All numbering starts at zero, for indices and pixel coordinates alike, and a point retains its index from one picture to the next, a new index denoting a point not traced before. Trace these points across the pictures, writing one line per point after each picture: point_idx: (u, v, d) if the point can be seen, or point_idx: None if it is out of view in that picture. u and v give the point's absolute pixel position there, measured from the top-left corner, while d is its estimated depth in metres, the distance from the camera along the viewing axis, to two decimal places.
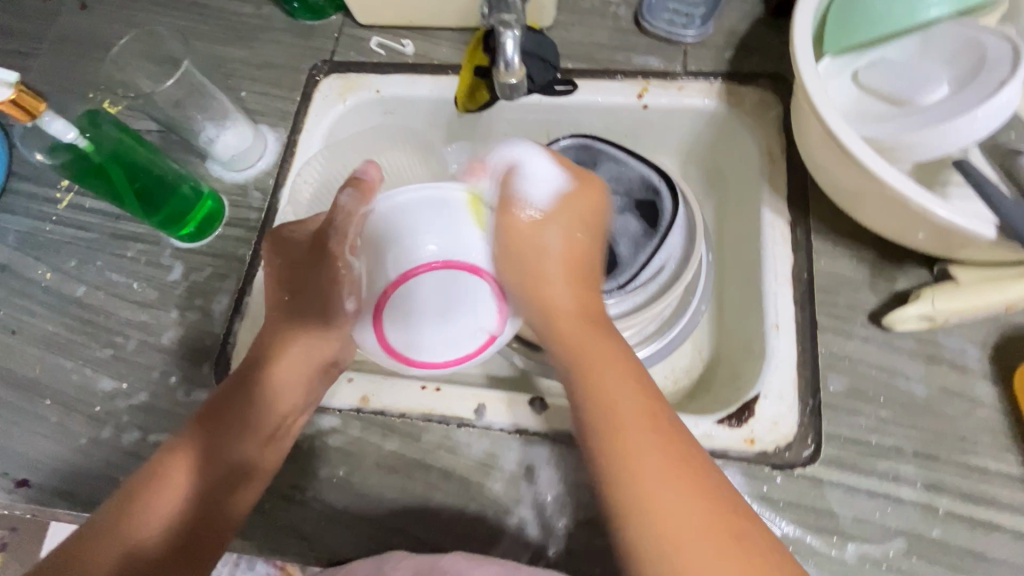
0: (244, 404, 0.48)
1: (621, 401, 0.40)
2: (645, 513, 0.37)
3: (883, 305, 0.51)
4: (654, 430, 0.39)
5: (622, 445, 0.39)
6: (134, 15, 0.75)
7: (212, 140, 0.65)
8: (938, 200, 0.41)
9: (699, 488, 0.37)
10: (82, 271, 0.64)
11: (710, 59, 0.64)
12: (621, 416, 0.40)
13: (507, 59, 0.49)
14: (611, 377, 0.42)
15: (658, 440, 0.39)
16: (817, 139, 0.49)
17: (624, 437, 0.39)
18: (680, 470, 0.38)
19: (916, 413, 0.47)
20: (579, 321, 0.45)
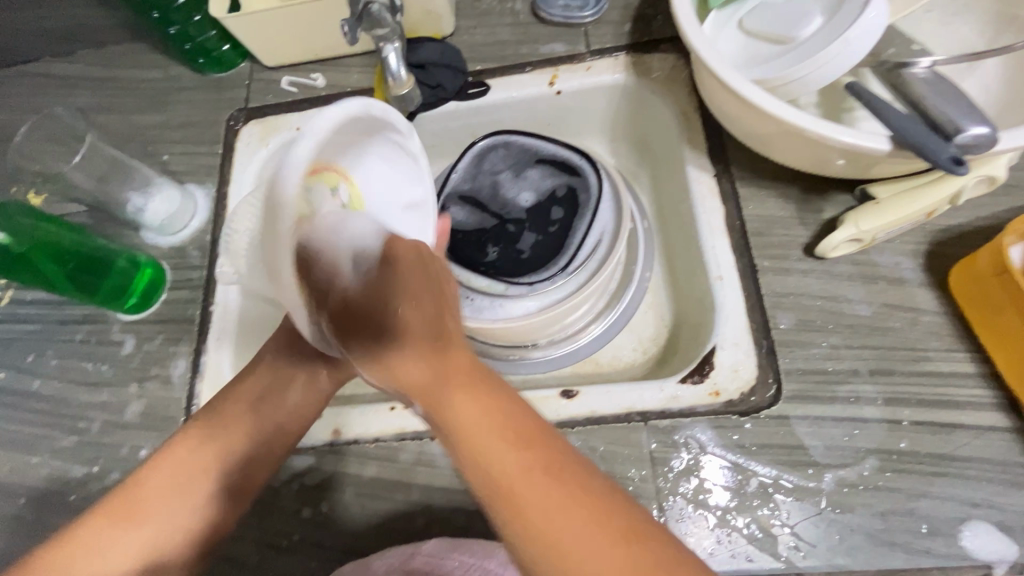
0: (244, 425, 0.51)
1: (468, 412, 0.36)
2: (526, 525, 0.32)
3: (815, 236, 0.52)
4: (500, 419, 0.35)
5: (507, 489, 0.33)
6: (46, 102, 0.75)
7: (141, 210, 0.64)
8: (834, 127, 0.42)
9: (580, 500, 0.33)
10: (34, 364, 0.63)
11: (611, 34, 0.66)
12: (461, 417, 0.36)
13: (394, 72, 0.50)
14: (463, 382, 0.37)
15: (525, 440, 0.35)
16: (718, 92, 0.51)
17: (515, 484, 0.33)
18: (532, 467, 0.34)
19: (865, 333, 0.48)
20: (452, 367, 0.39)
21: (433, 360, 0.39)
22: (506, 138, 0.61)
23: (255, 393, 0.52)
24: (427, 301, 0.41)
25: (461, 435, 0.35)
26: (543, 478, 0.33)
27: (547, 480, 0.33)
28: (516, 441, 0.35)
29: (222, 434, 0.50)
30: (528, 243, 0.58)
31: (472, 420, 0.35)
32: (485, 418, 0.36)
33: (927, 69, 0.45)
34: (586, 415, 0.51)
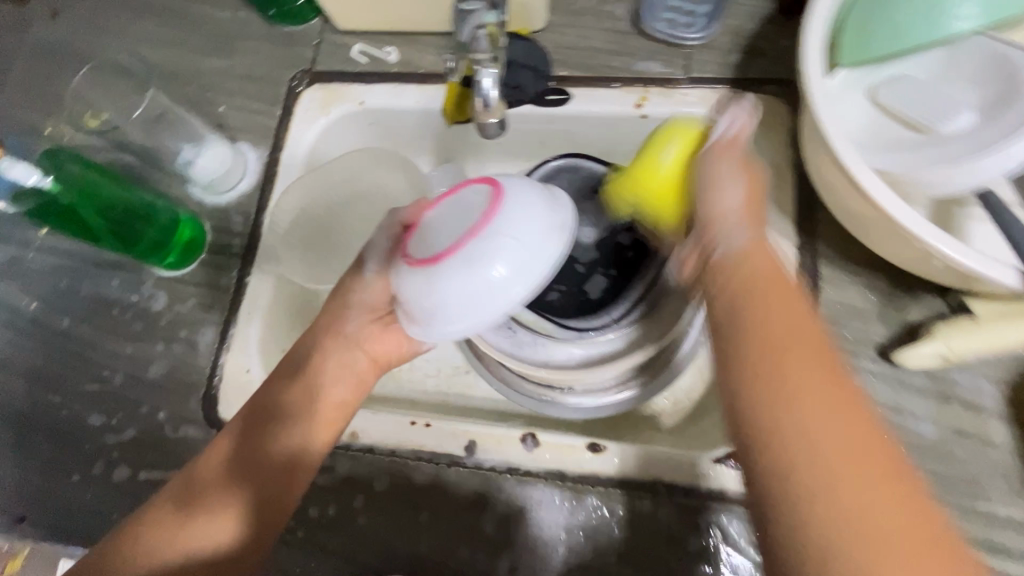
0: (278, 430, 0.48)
1: (806, 425, 0.34)
2: (870, 543, 0.30)
3: (893, 339, 0.48)
4: (881, 483, 0.32)
5: (816, 456, 0.33)
6: (108, 24, 0.72)
7: (190, 162, 0.62)
8: (952, 241, 0.39)
9: (901, 499, 0.31)
10: (67, 300, 0.63)
11: (713, 63, 0.60)
12: (811, 464, 0.33)
13: (485, 96, 0.44)
14: (814, 382, 0.35)
15: (875, 476, 0.32)
16: (826, 163, 0.46)
17: (846, 492, 0.32)
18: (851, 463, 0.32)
19: (926, 455, 0.45)
20: (772, 336, 0.37)
21: (785, 355, 0.36)
22: (579, 163, 0.57)
23: (281, 385, 0.50)
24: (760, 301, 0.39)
25: (768, 424, 0.34)
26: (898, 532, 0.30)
27: (886, 503, 0.31)
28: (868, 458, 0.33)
29: (258, 434, 0.48)
30: (597, 286, 0.57)
31: (795, 394, 0.34)
32: (806, 378, 0.35)
33: None
34: (610, 473, 0.49)
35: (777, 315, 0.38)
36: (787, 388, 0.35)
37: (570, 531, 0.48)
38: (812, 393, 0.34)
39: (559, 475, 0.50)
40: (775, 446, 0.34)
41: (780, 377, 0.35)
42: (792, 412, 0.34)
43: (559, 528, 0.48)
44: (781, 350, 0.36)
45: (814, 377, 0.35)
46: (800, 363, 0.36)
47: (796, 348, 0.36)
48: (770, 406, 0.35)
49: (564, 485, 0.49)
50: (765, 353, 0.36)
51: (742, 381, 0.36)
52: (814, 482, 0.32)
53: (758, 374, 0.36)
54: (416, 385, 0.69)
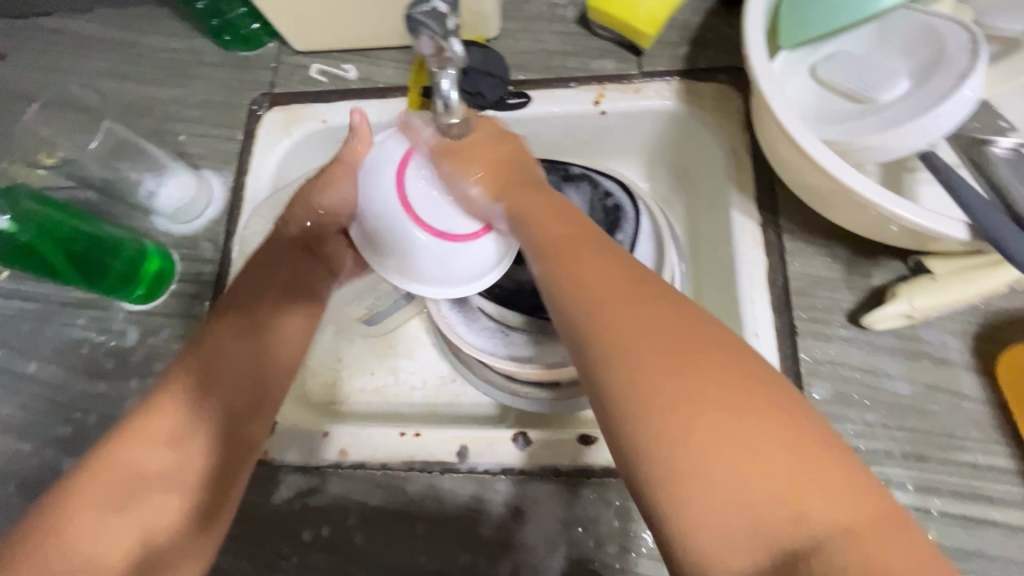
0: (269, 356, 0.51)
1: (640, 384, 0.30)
2: (681, 417, 0.29)
3: (860, 304, 0.50)
4: (666, 338, 0.31)
5: (650, 388, 0.29)
6: (57, 61, 0.71)
7: (154, 194, 0.61)
8: (902, 203, 0.40)
9: (702, 358, 0.30)
10: (31, 345, 0.61)
11: (665, 57, 0.62)
12: (630, 354, 0.31)
13: (444, 98, 0.37)
14: (588, 261, 0.35)
15: (660, 332, 0.31)
16: (780, 142, 0.48)
17: (686, 414, 0.29)
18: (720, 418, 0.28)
19: (903, 413, 0.47)
20: (560, 231, 0.38)
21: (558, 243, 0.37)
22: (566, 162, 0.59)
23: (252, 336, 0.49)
24: (552, 199, 0.41)
25: (563, 297, 0.34)
26: (703, 379, 0.29)
27: (694, 366, 0.30)
28: (655, 326, 0.31)
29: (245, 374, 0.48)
30: None
31: (580, 269, 0.35)
32: (594, 262, 0.35)
33: (1010, 148, 0.42)
34: (604, 463, 0.49)
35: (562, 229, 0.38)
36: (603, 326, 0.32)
37: (569, 525, 0.48)
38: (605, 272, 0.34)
39: (554, 472, 0.50)
40: (606, 368, 0.31)
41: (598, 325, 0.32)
42: (575, 271, 0.35)
43: (558, 524, 0.48)
44: (558, 233, 0.38)
45: (615, 285, 0.33)
46: (588, 265, 0.35)
47: (585, 257, 0.35)
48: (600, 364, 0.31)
49: (559, 479, 0.49)
50: (550, 249, 0.37)
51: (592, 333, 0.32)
52: (682, 402, 0.29)
53: (555, 251, 0.37)
54: (403, 398, 0.68)
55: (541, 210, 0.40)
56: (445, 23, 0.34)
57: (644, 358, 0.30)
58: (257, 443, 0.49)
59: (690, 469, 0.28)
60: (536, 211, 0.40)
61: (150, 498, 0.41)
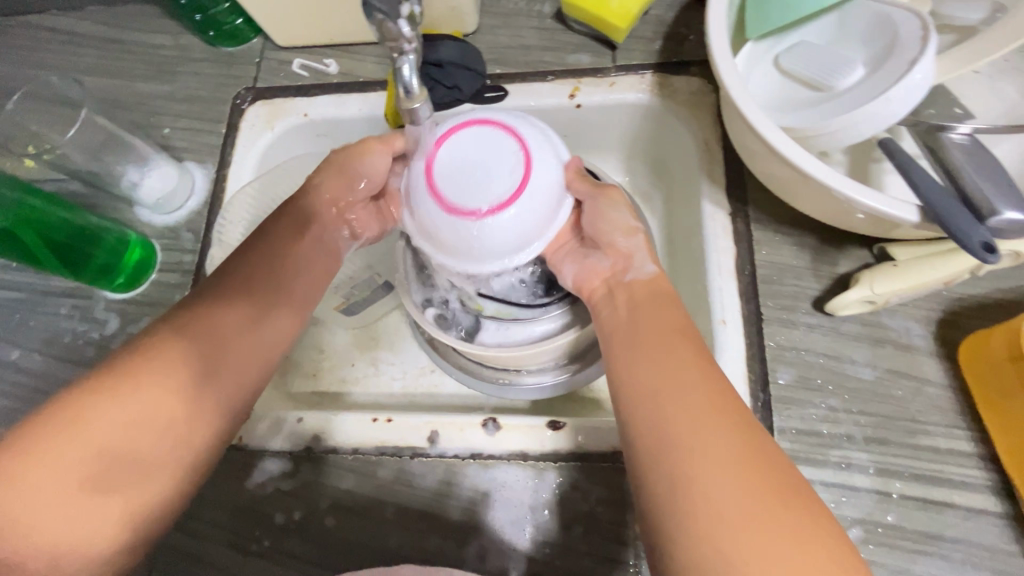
0: (234, 357, 0.45)
1: (687, 432, 0.36)
2: (731, 518, 0.32)
3: (826, 291, 0.51)
4: (740, 449, 0.35)
5: (709, 488, 0.34)
6: (46, 57, 0.72)
7: (136, 185, 0.63)
8: (859, 187, 0.40)
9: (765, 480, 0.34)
10: (14, 333, 0.62)
11: (640, 51, 0.63)
12: (701, 451, 0.35)
13: (406, 82, 0.39)
14: (686, 365, 0.39)
15: (739, 442, 0.35)
16: (742, 130, 0.49)
17: (734, 520, 0.32)
18: (756, 471, 0.34)
19: (866, 398, 0.47)
20: (657, 329, 0.42)
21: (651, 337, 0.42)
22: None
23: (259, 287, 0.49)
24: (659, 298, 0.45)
25: (649, 385, 0.39)
26: (759, 494, 0.33)
27: (756, 481, 0.34)
28: (735, 436, 0.36)
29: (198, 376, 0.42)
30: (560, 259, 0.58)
31: (671, 364, 0.40)
32: (683, 365, 0.40)
33: (966, 135, 0.43)
34: (573, 448, 0.50)
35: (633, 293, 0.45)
36: (651, 374, 0.40)
37: (536, 509, 0.49)
38: (703, 380, 0.39)
39: (523, 456, 0.50)
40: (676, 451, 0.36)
41: (649, 373, 0.40)
42: (660, 365, 0.40)
43: (526, 507, 0.49)
44: (662, 331, 0.42)
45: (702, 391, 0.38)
46: (686, 361, 0.40)
47: (681, 357, 0.40)
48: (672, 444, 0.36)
49: (527, 464, 0.50)
50: (643, 340, 0.42)
51: (672, 414, 0.37)
52: (732, 507, 0.33)
53: (648, 342, 0.42)
54: (383, 388, 0.69)
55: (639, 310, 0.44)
56: (399, 8, 0.35)
57: (696, 405, 0.37)
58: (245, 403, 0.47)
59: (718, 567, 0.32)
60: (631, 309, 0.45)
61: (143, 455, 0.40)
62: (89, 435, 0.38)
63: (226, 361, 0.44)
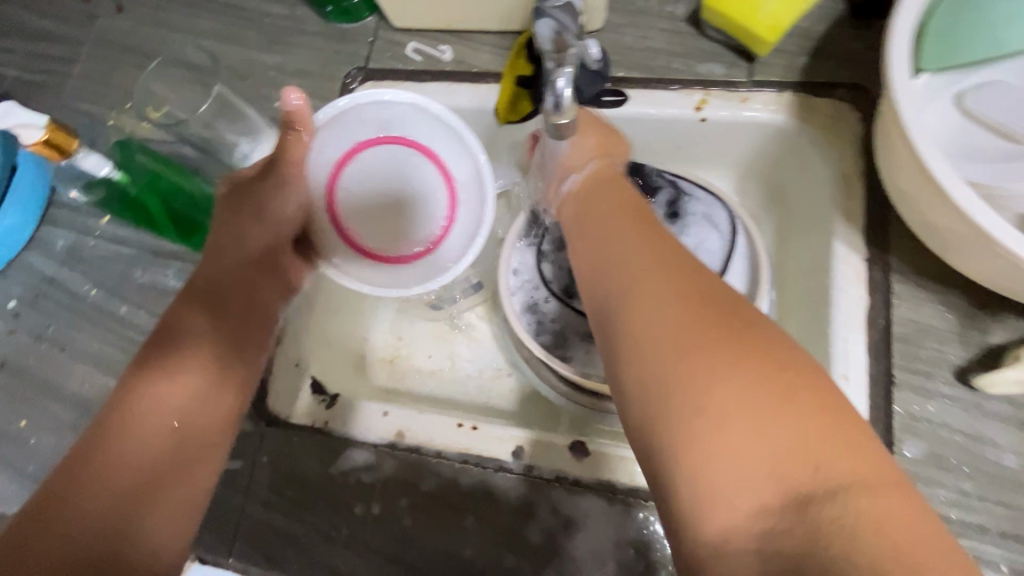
0: (246, 352, 0.48)
1: (670, 341, 0.33)
2: (716, 423, 0.30)
3: (972, 362, 0.46)
4: (721, 346, 0.32)
5: (693, 390, 0.31)
6: (168, 18, 0.74)
7: (247, 156, 0.64)
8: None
9: (753, 361, 0.31)
10: (124, 288, 0.64)
11: (780, 66, 0.58)
12: (678, 353, 0.32)
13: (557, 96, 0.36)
14: (652, 276, 0.36)
15: (718, 336, 0.32)
16: (905, 171, 0.44)
17: (719, 413, 0.30)
18: (757, 387, 0.30)
19: (1006, 488, 0.42)
20: (636, 243, 0.39)
21: (635, 257, 0.38)
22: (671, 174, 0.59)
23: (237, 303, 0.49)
24: (621, 213, 0.42)
25: (625, 304, 0.36)
26: (750, 384, 0.30)
27: (741, 368, 0.31)
28: (710, 329, 0.33)
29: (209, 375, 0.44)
30: None
31: (637, 278, 0.36)
32: (657, 277, 0.36)
33: None
34: None
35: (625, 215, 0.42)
36: (642, 287, 0.36)
37: (620, 545, 0.47)
38: (665, 278, 0.35)
39: (610, 487, 0.49)
40: (652, 373, 0.33)
41: (636, 288, 0.36)
42: (631, 286, 0.36)
43: (609, 541, 0.47)
44: (636, 246, 0.38)
45: (667, 288, 0.35)
46: (654, 273, 0.36)
47: (643, 267, 0.37)
48: (645, 368, 0.33)
49: (614, 496, 0.48)
50: (608, 261, 0.39)
51: (648, 337, 0.34)
52: (719, 406, 0.30)
53: (614, 261, 0.39)
54: (458, 386, 0.68)
55: (626, 231, 0.40)
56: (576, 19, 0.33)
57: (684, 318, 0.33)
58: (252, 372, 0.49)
59: (713, 475, 0.30)
60: (623, 231, 0.40)
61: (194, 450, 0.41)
62: (128, 444, 0.39)
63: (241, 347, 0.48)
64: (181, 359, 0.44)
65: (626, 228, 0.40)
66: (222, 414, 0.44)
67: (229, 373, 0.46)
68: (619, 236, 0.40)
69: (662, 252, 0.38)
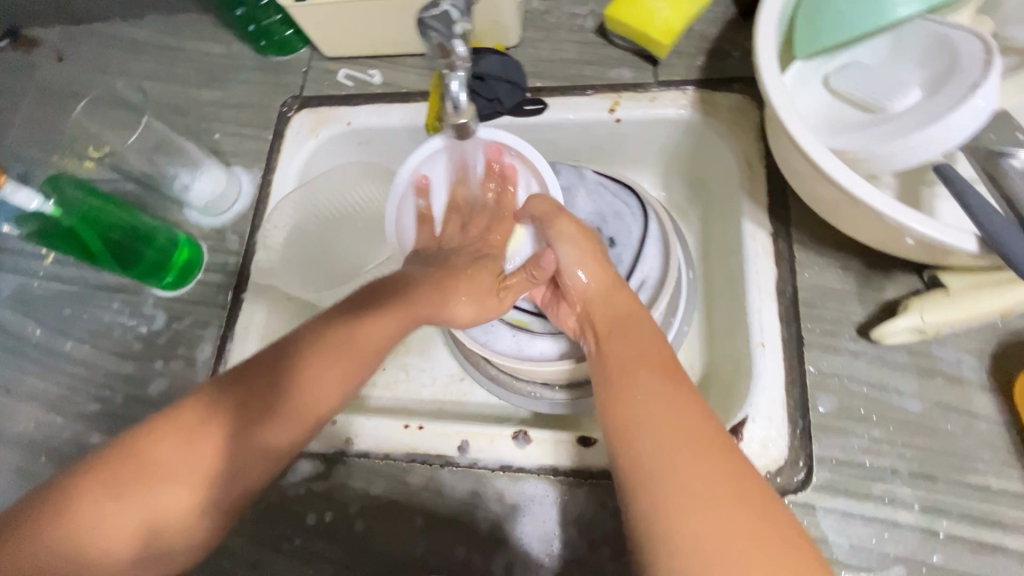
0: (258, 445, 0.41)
1: (667, 465, 0.34)
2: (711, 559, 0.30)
3: (872, 318, 0.49)
4: (717, 465, 0.33)
5: (680, 520, 0.31)
6: (109, 63, 0.76)
7: (186, 188, 0.65)
8: (892, 204, 0.40)
9: (744, 500, 0.32)
10: (69, 325, 0.65)
11: (682, 66, 0.62)
12: (676, 475, 0.33)
13: (453, 98, 0.39)
14: (659, 393, 0.37)
15: (715, 464, 0.33)
16: (787, 149, 0.48)
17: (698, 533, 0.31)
18: (735, 514, 0.31)
19: (912, 431, 0.45)
20: (653, 357, 0.40)
21: (640, 366, 0.40)
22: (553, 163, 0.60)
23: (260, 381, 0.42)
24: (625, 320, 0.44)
25: (621, 418, 0.38)
26: (739, 505, 0.31)
27: (733, 504, 0.31)
28: (726, 479, 0.33)
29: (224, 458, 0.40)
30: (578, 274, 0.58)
31: (641, 394, 0.38)
32: (669, 399, 0.37)
33: None
34: (602, 466, 0.49)
35: (630, 327, 0.44)
36: (653, 411, 0.36)
37: (564, 525, 0.48)
38: (683, 409, 0.36)
39: (551, 470, 0.50)
40: (650, 489, 0.33)
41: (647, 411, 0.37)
42: (642, 398, 0.38)
43: (554, 522, 0.48)
44: (644, 362, 0.40)
45: (678, 411, 0.36)
46: (678, 397, 0.37)
47: (649, 392, 0.38)
48: (642, 474, 0.34)
49: (556, 478, 0.50)
50: (617, 368, 0.41)
51: (652, 458, 0.34)
52: (700, 536, 0.31)
53: (623, 369, 0.40)
54: (412, 394, 0.69)
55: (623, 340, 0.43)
56: (454, 28, 0.36)
57: (696, 446, 0.34)
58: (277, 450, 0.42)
59: None
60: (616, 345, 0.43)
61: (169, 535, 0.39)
62: (83, 528, 0.37)
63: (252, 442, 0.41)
64: (178, 432, 0.40)
65: (647, 347, 0.41)
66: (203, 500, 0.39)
67: (228, 460, 0.40)
68: (644, 346, 0.42)
69: (678, 375, 0.39)
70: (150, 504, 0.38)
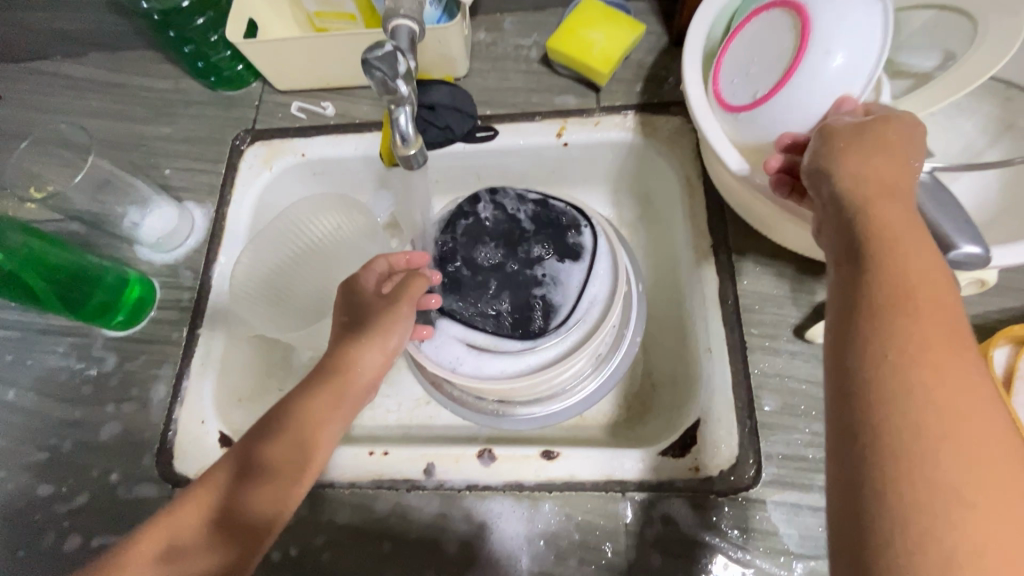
0: (268, 478, 0.47)
1: (981, 434, 0.27)
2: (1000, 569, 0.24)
3: (807, 318, 0.53)
4: (1007, 456, 0.27)
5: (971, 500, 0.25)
6: (52, 102, 0.75)
7: (137, 225, 0.64)
8: None
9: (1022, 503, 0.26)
10: (11, 373, 0.62)
11: (622, 92, 0.66)
12: (968, 446, 0.26)
13: (402, 131, 0.41)
14: (948, 337, 0.29)
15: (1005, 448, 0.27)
16: (717, 171, 0.51)
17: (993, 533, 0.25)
18: (1020, 512, 0.26)
19: None
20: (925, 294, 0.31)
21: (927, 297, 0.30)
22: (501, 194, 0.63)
23: (272, 417, 0.50)
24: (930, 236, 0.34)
25: (927, 380, 0.28)
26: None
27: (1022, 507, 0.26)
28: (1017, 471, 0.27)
29: (233, 460, 0.48)
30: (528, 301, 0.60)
31: (939, 329, 0.29)
32: (945, 337, 0.29)
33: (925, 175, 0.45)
34: (565, 477, 0.51)
35: (939, 303, 0.30)
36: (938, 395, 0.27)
37: (531, 539, 0.49)
38: (974, 378, 0.28)
39: (518, 485, 0.51)
40: (945, 454, 0.26)
41: (930, 393, 0.27)
42: (929, 339, 0.29)
43: (522, 538, 0.49)
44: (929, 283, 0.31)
45: (968, 375, 0.28)
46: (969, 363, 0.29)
47: (940, 338, 0.29)
48: (939, 435, 0.26)
49: (522, 493, 0.51)
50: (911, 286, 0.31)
51: (943, 426, 0.27)
52: (994, 532, 0.25)
53: (921, 291, 0.30)
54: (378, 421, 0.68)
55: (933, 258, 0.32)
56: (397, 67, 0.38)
57: (1019, 503, 0.26)
58: (280, 466, 0.48)
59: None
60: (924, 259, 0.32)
61: (181, 526, 0.45)
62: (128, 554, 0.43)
63: (266, 444, 0.48)
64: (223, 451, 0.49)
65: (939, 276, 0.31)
66: (221, 499, 0.46)
67: (245, 456, 0.48)
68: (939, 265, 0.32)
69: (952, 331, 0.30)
70: (168, 519, 0.45)
